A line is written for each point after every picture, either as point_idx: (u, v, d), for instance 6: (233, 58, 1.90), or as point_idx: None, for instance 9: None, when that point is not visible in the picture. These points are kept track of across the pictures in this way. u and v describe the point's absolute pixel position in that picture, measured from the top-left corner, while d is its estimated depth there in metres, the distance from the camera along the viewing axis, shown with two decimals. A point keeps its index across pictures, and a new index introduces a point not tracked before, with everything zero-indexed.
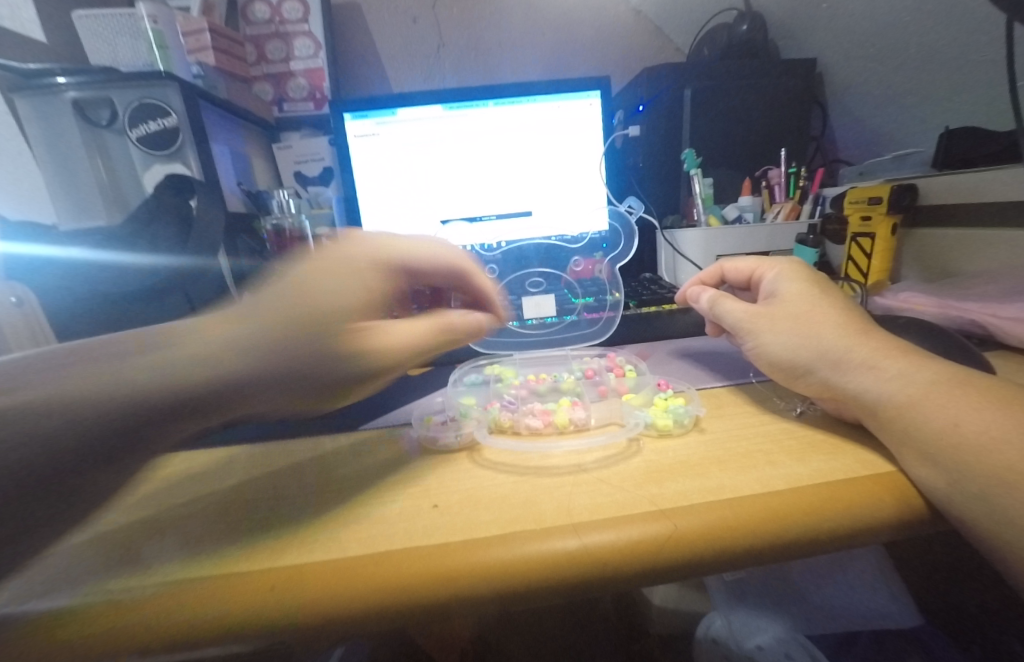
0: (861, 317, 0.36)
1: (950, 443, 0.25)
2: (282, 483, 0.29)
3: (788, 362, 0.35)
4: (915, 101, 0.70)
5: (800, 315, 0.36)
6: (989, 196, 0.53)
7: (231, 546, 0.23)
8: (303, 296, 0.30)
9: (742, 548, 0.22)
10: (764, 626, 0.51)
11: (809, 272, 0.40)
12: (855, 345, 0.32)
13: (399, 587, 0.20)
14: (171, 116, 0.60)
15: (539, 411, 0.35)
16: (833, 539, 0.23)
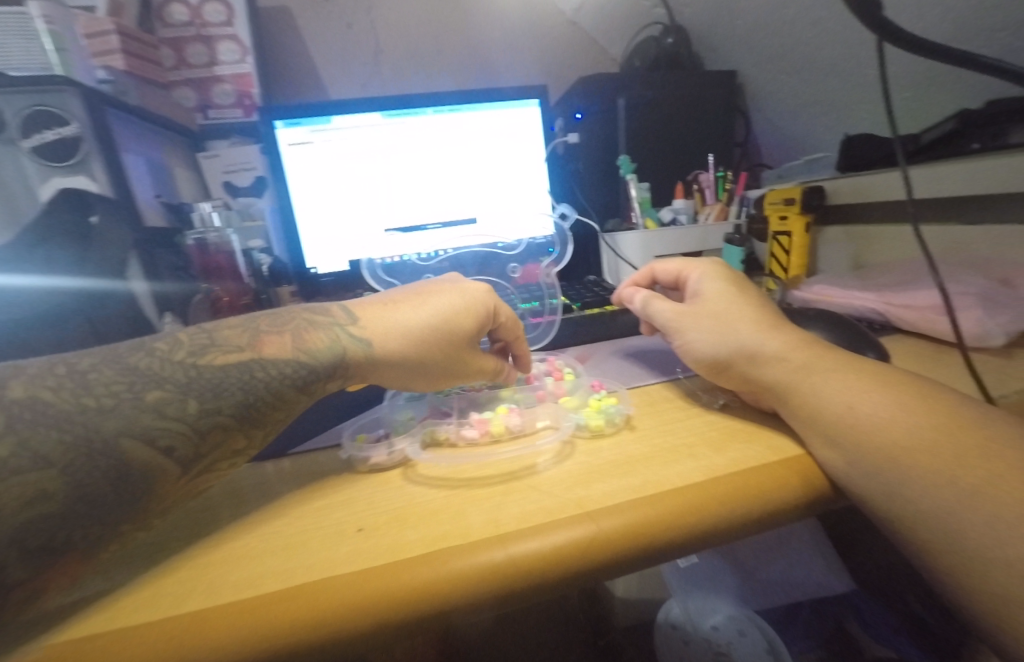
0: (772, 311, 0.38)
1: (844, 425, 0.28)
2: (204, 521, 0.28)
3: (711, 358, 0.37)
4: (821, 110, 0.77)
5: (719, 314, 0.38)
6: (880, 195, 0.59)
7: (138, 596, 0.22)
8: (378, 327, 0.35)
9: (658, 543, 0.23)
10: (717, 607, 0.54)
11: (728, 272, 0.42)
12: (766, 340, 0.34)
13: (320, 617, 0.20)
14: (71, 124, 0.56)
15: (476, 420, 0.35)
16: (746, 523, 0.25)
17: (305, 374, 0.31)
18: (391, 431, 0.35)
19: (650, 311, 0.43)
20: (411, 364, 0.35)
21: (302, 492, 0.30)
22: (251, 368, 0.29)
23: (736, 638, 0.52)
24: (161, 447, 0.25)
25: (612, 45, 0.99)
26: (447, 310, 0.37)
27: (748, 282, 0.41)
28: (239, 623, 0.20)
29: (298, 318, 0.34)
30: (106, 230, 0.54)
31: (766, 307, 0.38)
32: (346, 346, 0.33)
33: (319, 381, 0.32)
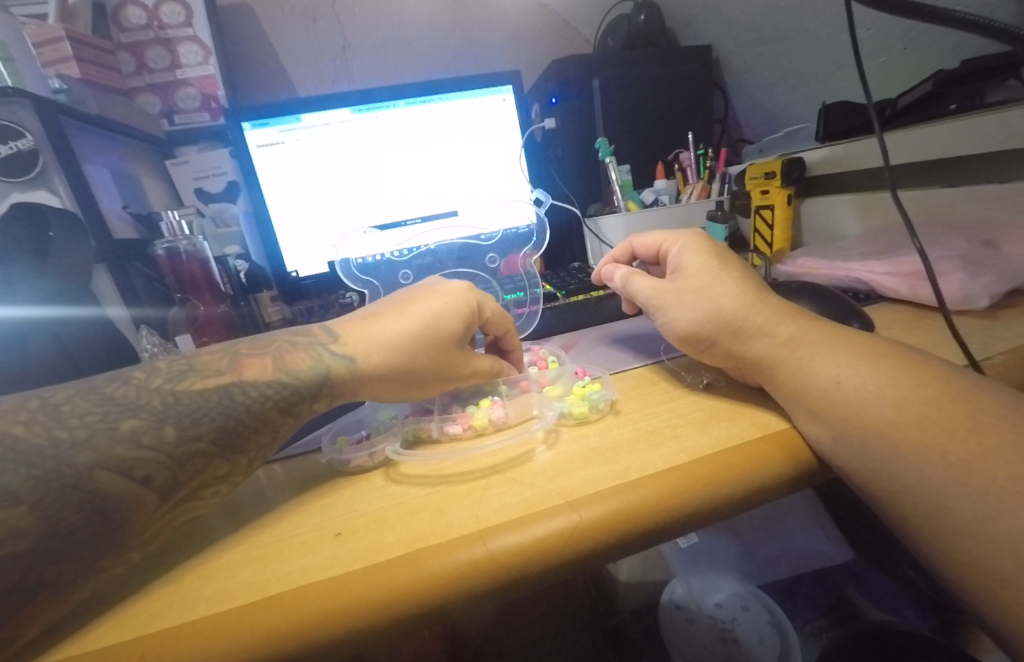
0: (756, 282, 0.37)
1: (828, 398, 0.27)
2: (180, 539, 0.27)
3: (694, 335, 0.36)
4: (799, 81, 0.75)
5: (701, 286, 0.37)
6: (861, 162, 0.59)
7: (108, 620, 0.21)
8: (361, 344, 0.33)
9: (644, 527, 0.23)
10: (719, 584, 0.54)
11: (708, 242, 0.41)
12: (751, 312, 0.34)
13: (296, 626, 0.19)
14: (26, 137, 0.54)
15: (458, 415, 0.34)
16: (731, 503, 0.25)
17: (294, 389, 0.30)
18: (371, 433, 0.34)
19: (632, 291, 0.42)
20: (400, 375, 0.33)
21: (281, 502, 0.29)
22: (232, 392, 0.28)
23: (740, 613, 0.51)
24: (138, 477, 0.24)
25: (585, 26, 0.97)
26: (431, 313, 0.35)
27: (729, 251, 0.40)
28: (210, 639, 0.19)
29: (279, 341, 0.33)
30: (67, 245, 0.52)
31: (747, 278, 0.37)
32: (328, 366, 0.31)
33: (309, 404, 0.31)
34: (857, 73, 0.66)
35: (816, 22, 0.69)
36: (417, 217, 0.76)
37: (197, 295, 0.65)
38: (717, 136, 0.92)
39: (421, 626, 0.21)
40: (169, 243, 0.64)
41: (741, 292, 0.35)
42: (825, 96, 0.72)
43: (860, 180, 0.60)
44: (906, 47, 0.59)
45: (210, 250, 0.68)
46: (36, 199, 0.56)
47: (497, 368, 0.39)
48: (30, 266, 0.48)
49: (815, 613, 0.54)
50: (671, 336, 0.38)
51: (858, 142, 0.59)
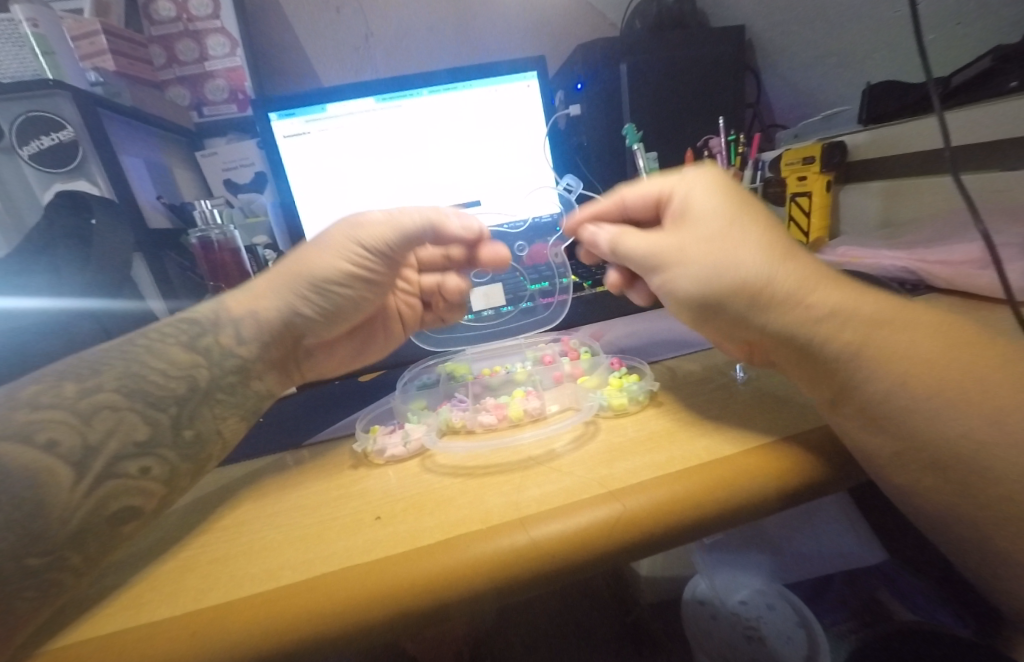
0: (774, 229, 0.30)
1: (881, 399, 0.24)
2: (225, 521, 0.27)
3: (701, 301, 0.30)
4: (838, 62, 0.72)
5: (710, 234, 0.29)
6: (906, 146, 0.55)
7: (160, 593, 0.22)
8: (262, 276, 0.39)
9: (689, 518, 0.22)
10: (744, 582, 0.53)
11: (712, 174, 0.33)
12: (775, 274, 0.27)
13: (342, 605, 0.19)
14: (67, 128, 0.56)
15: (493, 406, 0.34)
16: (783, 495, 0.24)
17: (188, 337, 0.33)
18: (404, 423, 0.34)
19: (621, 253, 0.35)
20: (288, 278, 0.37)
21: (317, 487, 0.29)
22: (134, 363, 0.30)
23: (766, 611, 0.51)
24: (44, 443, 0.25)
25: (610, 10, 0.94)
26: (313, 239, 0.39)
27: (737, 184, 0.33)
28: (260, 616, 0.19)
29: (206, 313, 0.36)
30: (108, 233, 0.53)
31: (761, 221, 0.30)
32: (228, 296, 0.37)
33: (205, 334, 0.33)
34: (905, 52, 0.63)
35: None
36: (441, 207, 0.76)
37: (227, 282, 0.67)
38: (748, 121, 0.88)
39: (461, 611, 0.20)
40: (202, 231, 0.65)
41: (766, 247, 0.28)
42: (868, 76, 0.68)
43: (907, 165, 0.57)
44: (960, 21, 0.56)
45: (241, 238, 0.68)
46: (77, 188, 0.58)
47: (422, 218, 0.38)
48: (74, 255, 0.49)
49: (846, 614, 0.53)
50: (676, 306, 0.33)
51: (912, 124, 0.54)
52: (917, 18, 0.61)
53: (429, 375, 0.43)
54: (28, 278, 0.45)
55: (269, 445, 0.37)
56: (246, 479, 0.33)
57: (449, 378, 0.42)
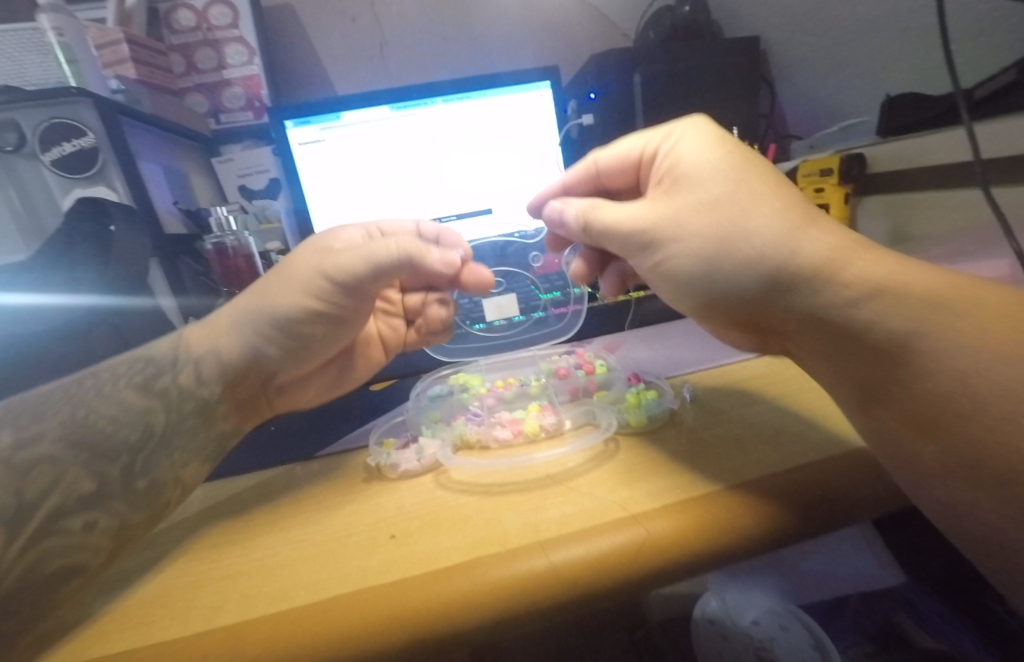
0: (774, 185, 0.29)
1: (936, 397, 0.20)
2: (239, 536, 0.27)
3: (703, 276, 0.29)
4: (855, 73, 0.71)
5: (708, 203, 0.28)
6: (933, 159, 0.53)
7: (171, 611, 0.22)
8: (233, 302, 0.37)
9: (716, 545, 0.21)
10: (756, 600, 0.48)
11: (698, 131, 0.32)
12: (795, 247, 0.25)
13: (357, 630, 0.19)
14: (88, 135, 0.57)
15: (508, 420, 0.34)
16: (818, 524, 0.22)
17: (145, 379, 0.32)
18: (417, 438, 0.34)
19: (614, 235, 0.34)
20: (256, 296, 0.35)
21: (327, 504, 0.29)
22: (85, 409, 0.29)
23: (779, 633, 0.46)
24: None
25: (623, 21, 0.94)
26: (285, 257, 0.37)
27: (728, 139, 0.31)
28: (272, 638, 0.19)
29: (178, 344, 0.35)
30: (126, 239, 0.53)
31: (760, 180, 0.28)
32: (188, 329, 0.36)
33: (166, 374, 0.33)
34: (924, 63, 0.62)
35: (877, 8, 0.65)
36: (453, 215, 0.76)
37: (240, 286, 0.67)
38: (762, 132, 0.87)
39: (480, 640, 0.20)
40: (217, 238, 0.65)
41: (778, 207, 0.27)
42: (886, 87, 0.67)
43: (928, 176, 0.55)
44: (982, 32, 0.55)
45: (255, 244, 0.69)
46: (96, 194, 0.58)
47: (398, 251, 0.36)
48: (93, 260, 0.49)
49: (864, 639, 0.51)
50: (683, 293, 0.31)
51: (937, 136, 0.52)
52: (936, 30, 0.60)
53: (441, 386, 0.42)
54: (44, 283, 0.45)
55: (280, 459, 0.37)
56: (253, 494, 0.32)
57: (462, 389, 0.41)
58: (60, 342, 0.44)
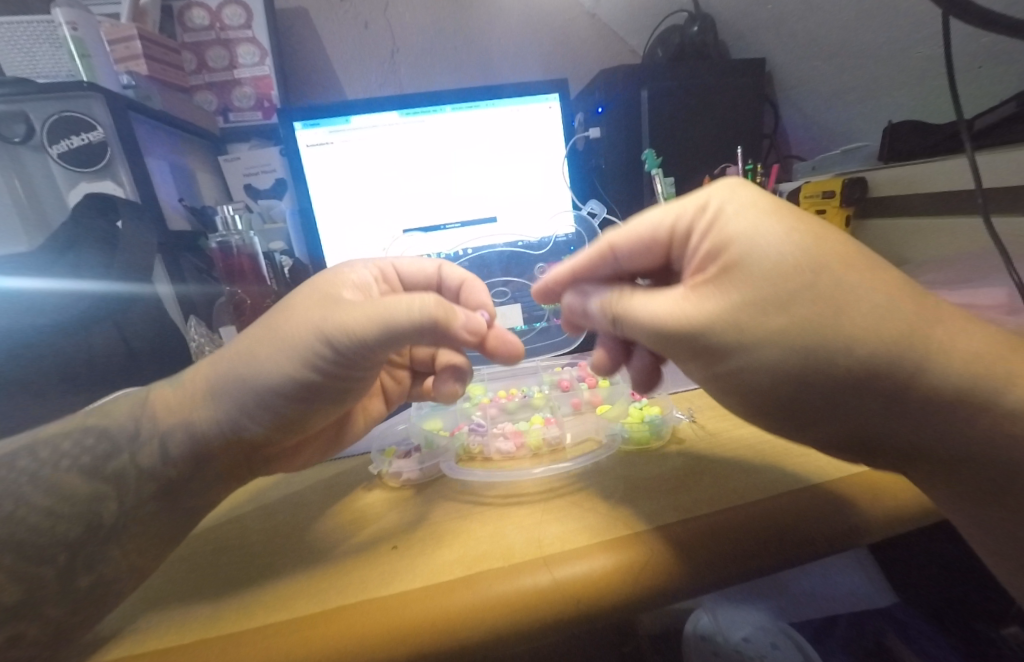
0: (861, 271, 0.23)
1: None
2: (245, 550, 0.28)
3: (772, 383, 0.24)
4: (857, 98, 0.73)
5: (778, 302, 0.23)
6: (928, 186, 0.55)
7: (176, 622, 0.22)
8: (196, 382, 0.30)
9: (680, 572, 0.21)
10: (747, 617, 0.47)
11: (740, 196, 0.26)
12: (901, 340, 0.21)
13: (321, 656, 0.18)
14: (97, 129, 0.57)
15: (511, 433, 0.35)
16: (812, 545, 0.23)
17: (94, 462, 0.27)
18: (419, 446, 0.34)
19: (653, 334, 0.28)
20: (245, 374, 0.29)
21: (320, 525, 0.28)
22: (19, 502, 0.25)
23: (769, 651, 0.45)
24: None
25: (632, 37, 0.95)
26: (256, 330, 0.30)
27: (785, 207, 0.25)
28: (273, 647, 0.19)
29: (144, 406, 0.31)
30: (133, 235, 0.53)
31: (837, 266, 0.22)
32: (159, 393, 0.31)
33: (120, 455, 0.28)
34: (925, 92, 0.63)
35: (879, 37, 0.66)
36: (458, 222, 0.76)
37: (243, 286, 0.66)
38: (765, 151, 0.89)
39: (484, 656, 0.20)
40: (222, 236, 0.65)
41: (867, 291, 0.22)
42: (887, 113, 0.69)
43: (926, 202, 0.56)
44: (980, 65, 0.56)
45: (259, 244, 0.68)
46: (102, 188, 0.59)
47: (419, 313, 0.29)
48: (100, 254, 0.49)
49: None
50: (753, 405, 0.26)
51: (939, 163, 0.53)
52: (937, 60, 0.61)
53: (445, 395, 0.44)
54: (49, 269, 0.45)
55: (277, 485, 0.37)
56: (247, 519, 0.32)
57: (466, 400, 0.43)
58: (61, 336, 0.44)
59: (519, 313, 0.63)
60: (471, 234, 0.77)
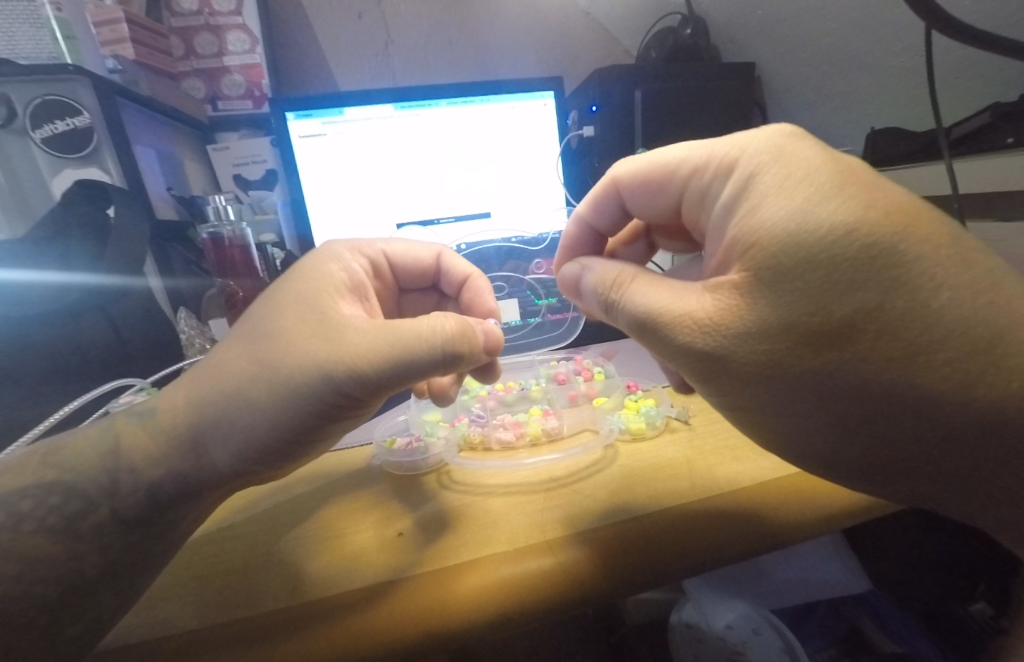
0: (906, 250, 0.22)
1: None
2: (261, 544, 0.30)
3: (815, 410, 0.25)
4: (841, 104, 0.75)
5: (835, 332, 0.22)
6: (912, 190, 0.56)
7: (215, 611, 0.25)
8: (181, 413, 0.28)
9: (662, 563, 0.25)
10: (732, 605, 0.48)
11: (780, 165, 0.25)
12: (928, 334, 0.22)
13: (359, 638, 0.22)
14: (83, 114, 0.56)
15: (511, 424, 0.40)
16: (776, 538, 0.27)
17: (65, 521, 0.25)
18: (421, 436, 0.40)
19: (659, 334, 0.28)
20: (244, 410, 0.26)
21: (311, 540, 0.30)
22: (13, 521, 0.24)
23: (752, 637, 0.46)
24: None
25: (625, 37, 0.96)
26: (247, 356, 0.27)
27: (831, 175, 0.23)
28: (314, 630, 0.22)
29: (109, 438, 0.28)
30: (121, 223, 0.52)
31: (882, 249, 0.22)
32: (128, 430, 0.28)
33: (98, 509, 0.26)
34: (906, 101, 0.66)
35: (864, 46, 0.69)
36: (452, 217, 0.77)
37: (234, 278, 0.65)
38: None
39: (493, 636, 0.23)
40: (214, 227, 0.64)
41: (933, 302, 0.22)
42: (870, 120, 0.71)
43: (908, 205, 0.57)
44: (957, 76, 0.59)
45: (252, 235, 0.67)
46: (88, 176, 0.57)
47: (441, 346, 0.29)
48: (90, 242, 0.48)
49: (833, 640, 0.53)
50: (759, 411, 0.27)
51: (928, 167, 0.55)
52: (919, 70, 0.63)
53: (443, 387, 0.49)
54: (37, 259, 0.43)
55: (271, 492, 0.37)
56: (244, 524, 0.33)
57: (464, 391, 0.48)
58: (52, 327, 0.43)
59: (514, 308, 0.66)
60: (466, 229, 0.78)
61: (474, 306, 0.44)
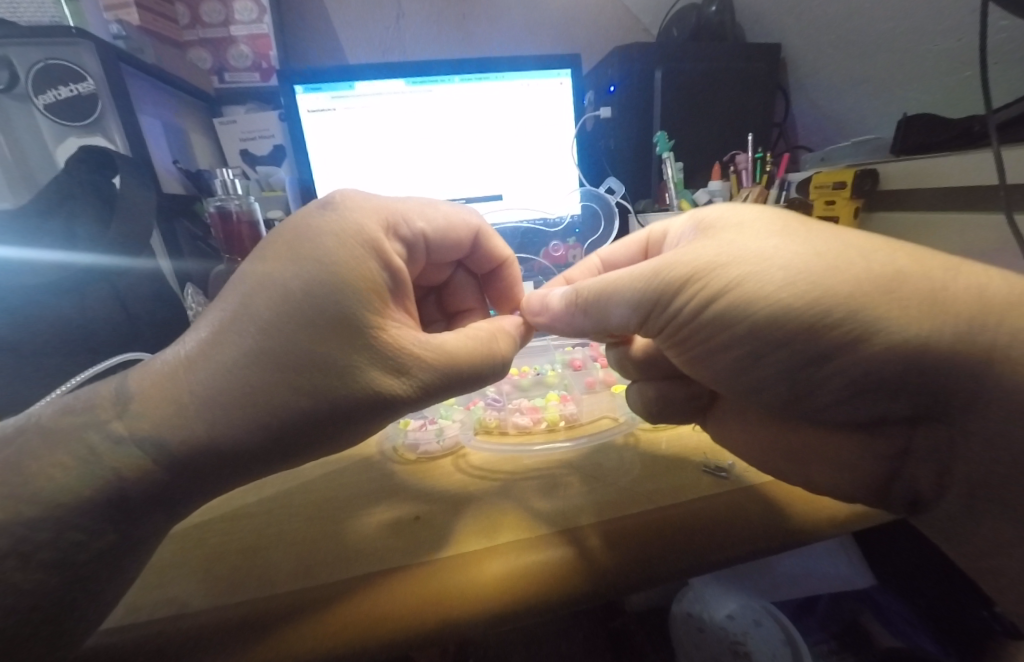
0: (801, 230, 0.27)
1: None
2: (272, 522, 0.29)
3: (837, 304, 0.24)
4: (868, 89, 0.72)
5: (813, 241, 0.26)
6: (949, 181, 0.52)
7: (223, 591, 0.24)
8: (161, 392, 0.24)
9: (687, 556, 0.24)
10: (731, 595, 0.47)
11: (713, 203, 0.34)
12: (812, 314, 0.24)
13: (373, 618, 0.21)
14: (87, 81, 0.54)
15: (529, 409, 0.40)
16: (800, 533, 0.26)
17: (43, 522, 0.23)
18: (436, 418, 0.39)
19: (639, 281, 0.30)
20: (214, 399, 0.24)
21: (327, 518, 0.29)
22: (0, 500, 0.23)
23: (751, 627, 0.45)
24: None
25: (645, 15, 0.93)
26: (225, 328, 0.25)
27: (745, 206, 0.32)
28: (333, 617, 0.21)
29: (79, 437, 0.24)
30: (128, 194, 0.50)
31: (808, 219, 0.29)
32: (96, 443, 0.24)
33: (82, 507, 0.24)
34: (940, 86, 0.63)
35: (900, 28, 0.66)
36: (463, 198, 0.75)
37: (243, 255, 0.63)
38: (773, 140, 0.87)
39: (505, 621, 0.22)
40: (220, 201, 0.62)
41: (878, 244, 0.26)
42: (899, 106, 0.68)
43: (938, 198, 0.54)
44: (998, 60, 0.56)
45: (259, 210, 0.65)
46: (92, 144, 0.56)
47: (493, 370, 0.34)
48: (92, 213, 0.46)
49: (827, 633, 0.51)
50: (725, 390, 0.32)
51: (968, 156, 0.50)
52: (957, 53, 0.61)
53: None
54: (42, 236, 0.42)
55: (280, 474, 0.35)
56: (253, 504, 0.32)
57: None
58: (57, 299, 0.42)
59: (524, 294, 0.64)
60: (476, 211, 0.76)
61: (506, 292, 0.47)
